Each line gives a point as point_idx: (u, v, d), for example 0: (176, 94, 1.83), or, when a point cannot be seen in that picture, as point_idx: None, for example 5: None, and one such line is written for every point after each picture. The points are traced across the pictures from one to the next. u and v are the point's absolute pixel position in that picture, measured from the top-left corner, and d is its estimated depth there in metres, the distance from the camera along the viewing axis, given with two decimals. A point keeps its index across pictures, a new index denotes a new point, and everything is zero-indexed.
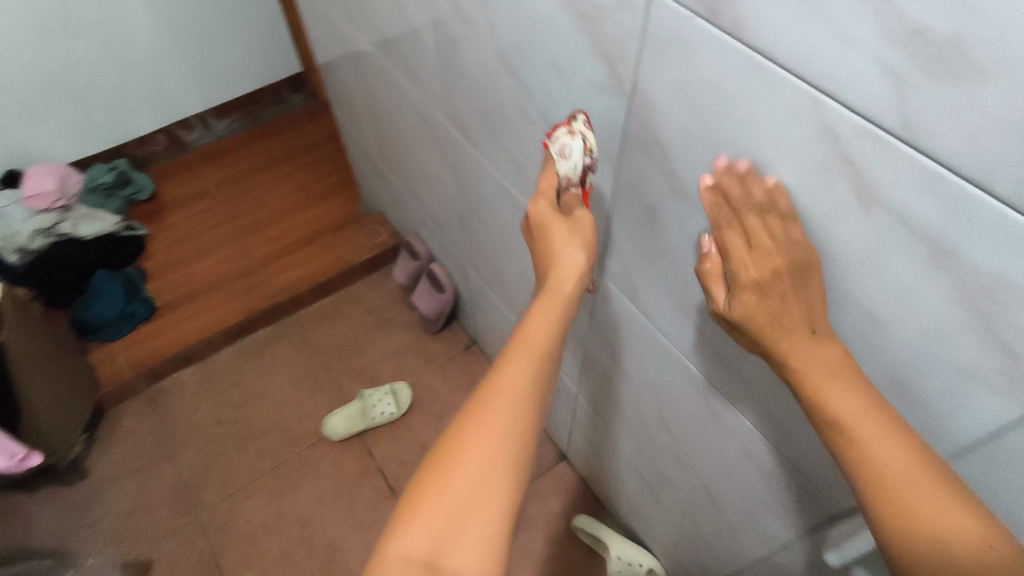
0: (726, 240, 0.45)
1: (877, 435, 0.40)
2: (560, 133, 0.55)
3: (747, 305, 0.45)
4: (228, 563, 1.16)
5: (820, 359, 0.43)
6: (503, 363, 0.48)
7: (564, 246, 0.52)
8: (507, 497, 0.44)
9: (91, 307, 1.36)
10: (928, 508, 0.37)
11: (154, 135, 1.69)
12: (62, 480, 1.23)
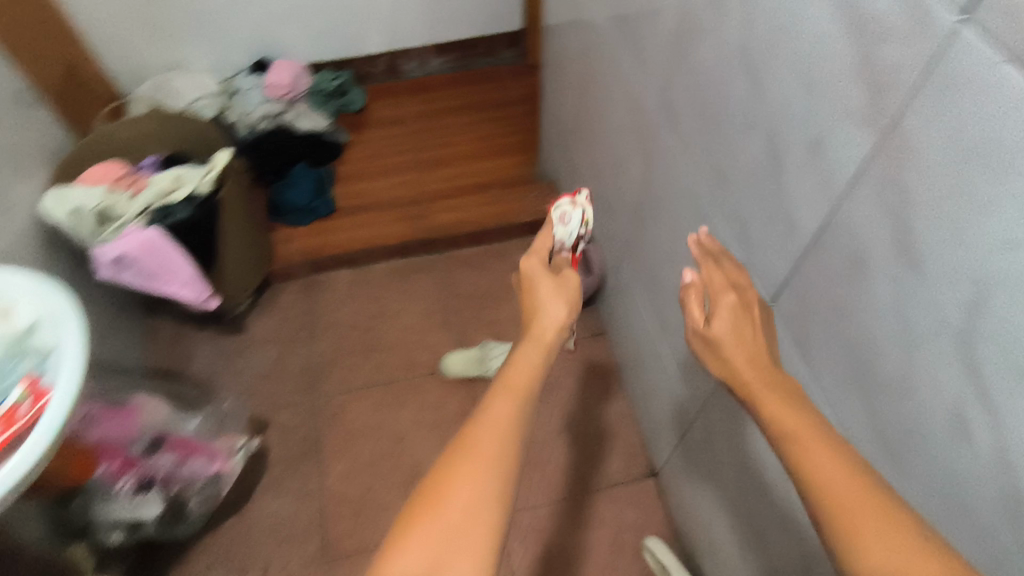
0: (707, 274, 0.59)
1: (815, 451, 0.43)
2: (566, 205, 0.83)
3: (720, 323, 0.54)
4: (328, 447, 1.28)
5: (769, 375, 0.50)
6: (489, 401, 0.51)
7: (552, 303, 0.59)
8: (495, 527, 0.45)
9: (286, 193, 1.53)
10: (867, 519, 0.39)
11: (379, 57, 1.84)
12: (224, 328, 1.43)
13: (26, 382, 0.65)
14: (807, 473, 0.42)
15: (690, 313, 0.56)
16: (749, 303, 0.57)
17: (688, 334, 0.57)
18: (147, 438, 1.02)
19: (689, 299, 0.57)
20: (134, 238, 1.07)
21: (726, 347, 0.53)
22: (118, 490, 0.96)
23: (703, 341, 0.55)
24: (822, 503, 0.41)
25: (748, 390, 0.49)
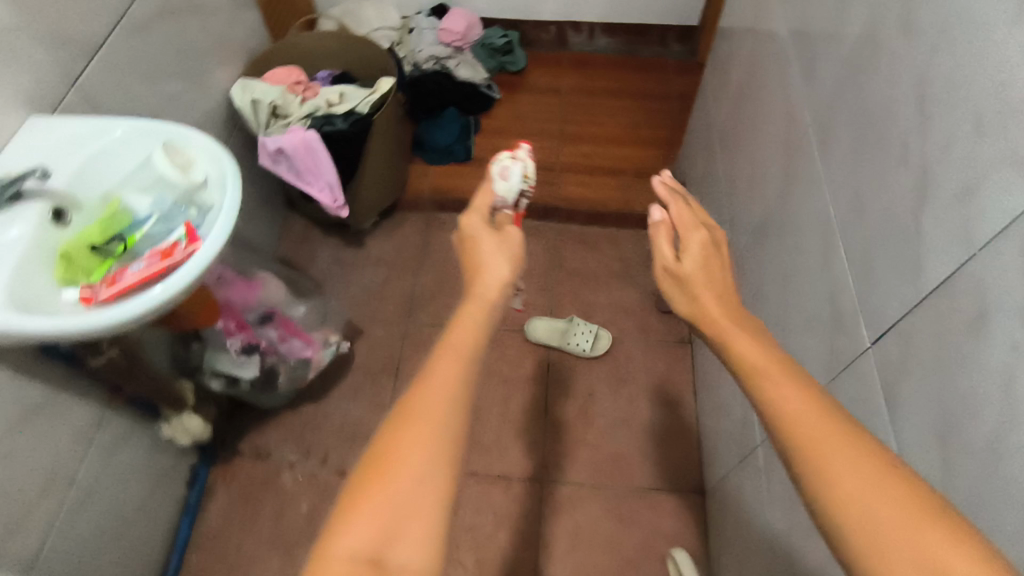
0: (676, 215, 0.69)
1: (781, 384, 0.48)
2: (506, 160, 0.85)
3: (688, 263, 0.62)
4: (405, 370, 1.37)
5: (734, 312, 0.58)
6: (434, 363, 0.54)
7: (491, 262, 0.65)
8: (447, 484, 0.49)
9: (432, 132, 1.64)
10: (827, 440, 0.44)
11: (550, 24, 1.88)
12: (346, 240, 1.56)
13: (187, 225, 0.77)
14: (781, 408, 0.47)
15: (660, 254, 0.65)
16: (712, 243, 0.65)
17: (658, 270, 0.65)
18: (261, 309, 1.13)
19: (660, 241, 0.66)
20: (295, 136, 1.19)
21: (694, 285, 0.61)
22: (229, 345, 1.08)
23: (673, 280, 0.63)
24: (795, 437, 0.45)
25: (712, 318, 0.57)
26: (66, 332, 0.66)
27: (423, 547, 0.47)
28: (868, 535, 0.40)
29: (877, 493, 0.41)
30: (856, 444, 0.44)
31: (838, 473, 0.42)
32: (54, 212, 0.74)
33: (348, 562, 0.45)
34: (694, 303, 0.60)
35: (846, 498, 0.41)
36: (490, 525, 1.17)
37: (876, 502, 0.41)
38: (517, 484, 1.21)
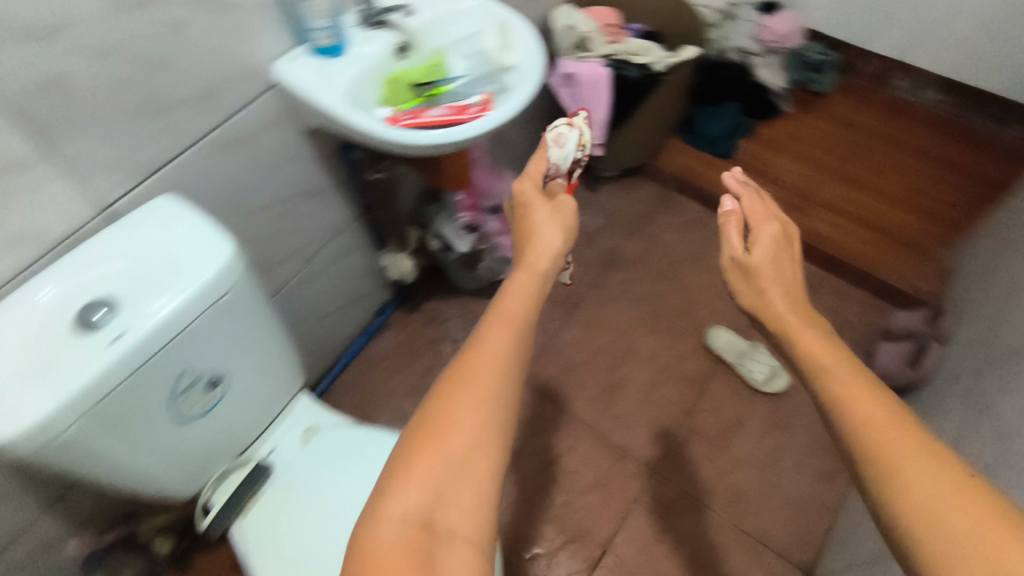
0: (750, 207, 0.72)
1: (846, 386, 0.50)
2: (561, 127, 0.82)
3: (756, 255, 0.65)
4: (580, 313, 1.43)
5: (801, 311, 0.60)
6: (486, 331, 0.56)
7: (545, 228, 0.66)
8: (498, 444, 0.51)
9: (706, 119, 1.64)
10: (882, 424, 0.47)
11: (878, 57, 1.72)
12: (583, 180, 1.63)
13: (486, 96, 0.88)
14: (850, 413, 0.49)
15: (730, 244, 0.68)
16: (783, 239, 0.67)
17: (725, 259, 0.68)
18: (493, 202, 1.26)
19: (729, 229, 0.70)
20: (588, 68, 1.25)
21: (759, 278, 0.63)
22: (458, 218, 1.21)
23: (740, 271, 0.66)
24: (864, 443, 0.47)
25: (777, 314, 0.60)
26: (375, 134, 0.80)
27: (472, 513, 0.48)
28: (937, 545, 0.41)
29: (952, 504, 0.42)
30: (929, 455, 0.44)
31: (913, 484, 0.43)
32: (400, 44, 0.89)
33: (399, 524, 0.47)
34: (761, 299, 0.62)
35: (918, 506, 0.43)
36: (588, 482, 1.21)
37: (951, 513, 0.41)
38: (630, 463, 1.23)
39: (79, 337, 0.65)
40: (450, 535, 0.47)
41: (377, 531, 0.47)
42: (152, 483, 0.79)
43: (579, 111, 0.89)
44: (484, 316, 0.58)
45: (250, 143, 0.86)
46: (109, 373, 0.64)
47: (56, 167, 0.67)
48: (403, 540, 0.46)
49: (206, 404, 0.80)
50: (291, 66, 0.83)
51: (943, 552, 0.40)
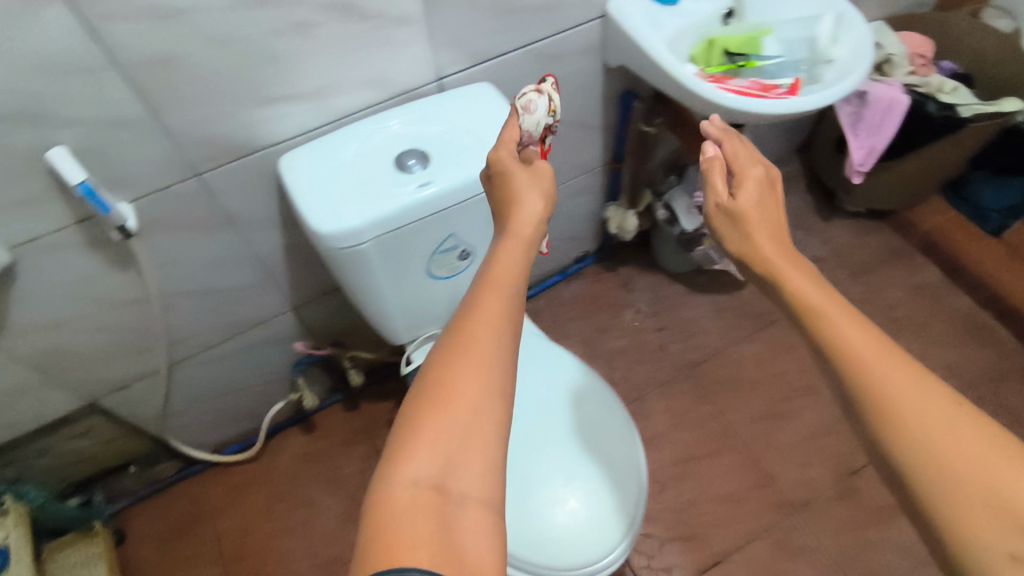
0: (730, 147, 0.63)
1: (842, 322, 0.50)
2: (532, 92, 0.72)
3: (743, 198, 0.59)
4: (769, 332, 1.38)
5: (786, 255, 0.57)
6: (477, 299, 0.53)
7: (529, 192, 0.61)
8: (503, 396, 0.48)
9: (985, 187, 1.46)
10: (887, 369, 0.47)
11: None
12: (820, 205, 1.55)
13: (797, 81, 0.87)
14: (851, 355, 0.48)
15: (712, 190, 0.61)
16: (771, 178, 0.61)
17: (709, 207, 0.62)
18: None
19: (711, 174, 0.62)
20: (883, 90, 1.15)
21: (747, 223, 0.59)
22: (693, 196, 1.23)
23: (727, 216, 0.60)
24: (869, 390, 0.47)
25: (777, 270, 0.56)
26: (686, 83, 0.84)
27: (483, 475, 0.46)
28: (941, 479, 0.42)
29: (958, 437, 0.43)
30: (928, 387, 0.46)
31: (918, 423, 0.44)
32: (729, 10, 0.90)
33: (412, 488, 0.44)
34: (745, 242, 0.58)
35: (923, 444, 0.44)
36: (721, 492, 1.19)
37: (958, 448, 0.42)
38: (771, 494, 1.19)
39: (394, 172, 0.77)
40: (463, 498, 0.44)
41: (390, 497, 0.43)
42: (385, 317, 0.92)
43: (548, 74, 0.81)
44: (472, 284, 0.55)
45: (558, 61, 0.93)
46: (410, 207, 0.75)
47: (425, 33, 0.77)
48: (416, 507, 0.43)
49: (451, 270, 0.89)
50: (625, 1, 0.88)
51: (949, 486, 0.42)
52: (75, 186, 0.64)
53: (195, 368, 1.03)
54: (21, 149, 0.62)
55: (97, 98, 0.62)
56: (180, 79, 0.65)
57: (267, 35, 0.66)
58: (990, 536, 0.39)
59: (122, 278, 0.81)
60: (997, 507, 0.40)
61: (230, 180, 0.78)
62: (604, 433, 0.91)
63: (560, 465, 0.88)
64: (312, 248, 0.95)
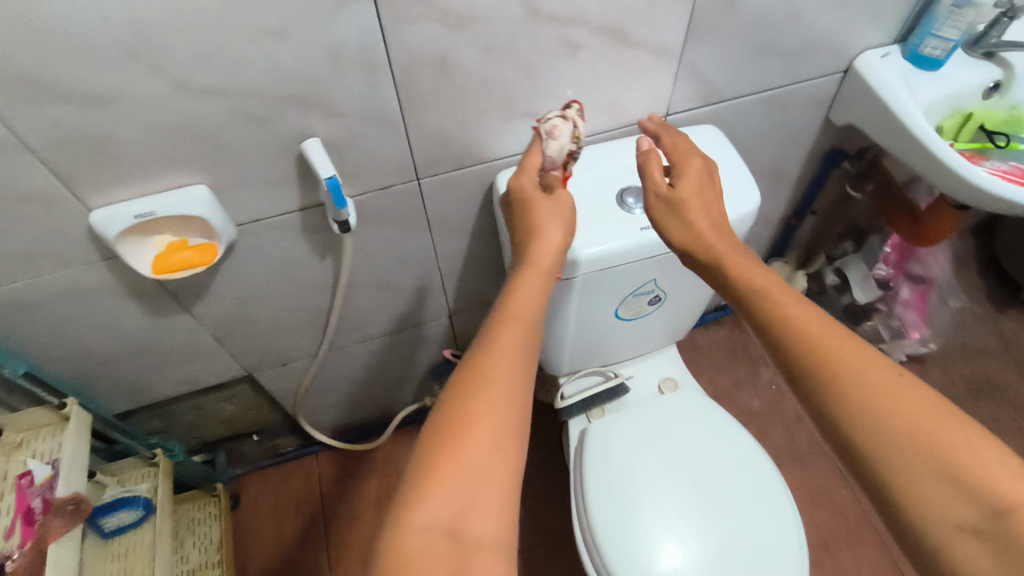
0: (669, 140, 0.67)
1: (788, 306, 0.54)
2: (557, 116, 0.65)
3: (684, 189, 0.62)
4: None
5: (725, 244, 0.61)
6: (496, 330, 0.54)
7: (549, 226, 0.63)
8: (517, 432, 0.49)
9: None
10: (839, 350, 0.50)
11: None
12: (996, 292, 1.42)
13: None
14: (806, 341, 0.52)
15: (652, 180, 0.63)
16: (707, 170, 0.64)
17: (650, 196, 0.64)
18: (920, 272, 1.16)
19: (648, 166, 0.64)
20: None
21: (687, 211, 0.62)
22: (874, 268, 1.14)
23: (668, 207, 0.63)
24: (820, 377, 0.50)
25: (716, 255, 0.60)
26: (944, 160, 0.77)
27: (495, 515, 0.45)
28: (892, 450, 0.46)
29: (909, 408, 0.46)
30: (884, 368, 0.49)
31: (868, 394, 0.48)
32: (997, 82, 0.81)
33: (426, 533, 0.44)
34: (694, 233, 0.61)
35: (876, 415, 0.47)
36: None
37: (906, 417, 0.46)
38: None
39: (614, 211, 0.73)
40: (477, 541, 0.44)
41: (405, 539, 0.43)
42: (556, 345, 0.88)
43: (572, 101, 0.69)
44: (491, 318, 0.56)
45: (784, 110, 0.87)
46: (628, 249, 0.72)
47: (674, 67, 0.73)
48: (432, 554, 0.43)
49: (636, 312, 0.85)
50: (880, 61, 0.81)
51: (900, 460, 0.45)
52: (322, 180, 0.63)
53: (345, 357, 1.04)
54: (285, 136, 0.62)
55: (366, 95, 0.61)
56: (441, 85, 0.64)
57: (532, 50, 0.64)
58: (939, 503, 0.43)
59: (319, 266, 0.81)
60: (942, 472, 0.44)
61: (445, 186, 0.77)
62: (670, 485, 0.86)
63: (625, 531, 0.83)
64: (491, 261, 0.93)
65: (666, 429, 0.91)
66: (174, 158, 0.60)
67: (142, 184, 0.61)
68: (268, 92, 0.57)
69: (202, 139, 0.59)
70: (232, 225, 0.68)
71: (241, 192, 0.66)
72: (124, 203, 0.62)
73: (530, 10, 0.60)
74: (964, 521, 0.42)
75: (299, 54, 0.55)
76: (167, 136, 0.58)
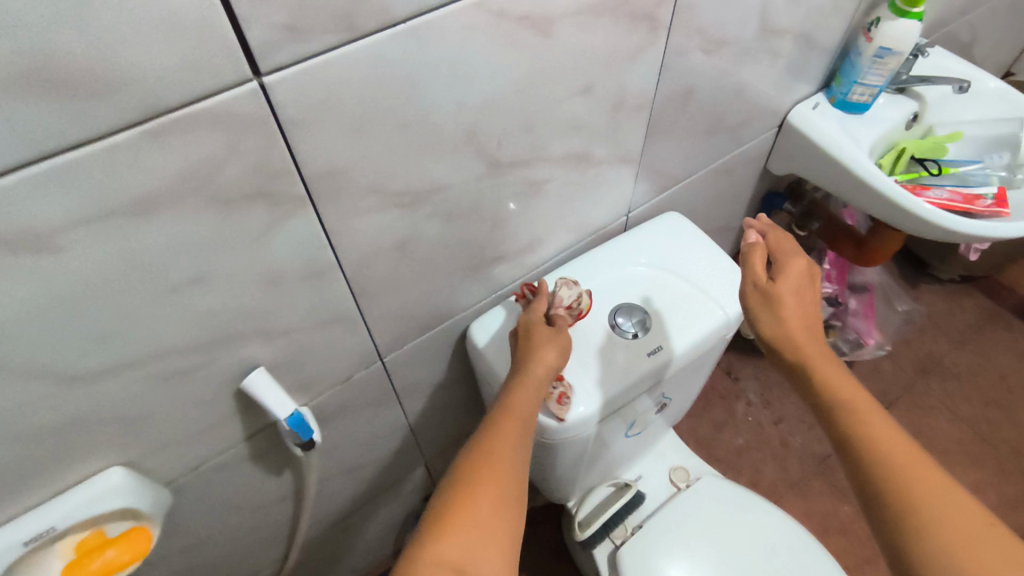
0: (781, 238, 0.55)
1: (861, 407, 0.47)
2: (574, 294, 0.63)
3: (784, 280, 0.52)
4: (894, 414, 1.29)
5: (819, 346, 0.50)
6: (500, 423, 0.49)
7: (546, 346, 0.55)
8: (518, 498, 0.45)
9: None
10: (917, 472, 0.44)
11: None
12: (908, 273, 1.51)
13: (1002, 188, 0.80)
14: (878, 453, 0.45)
15: (752, 269, 0.54)
16: (813, 273, 0.53)
17: (746, 288, 0.54)
18: (860, 281, 1.21)
19: (751, 256, 0.54)
20: None
21: (785, 305, 0.51)
22: (819, 288, 1.15)
23: (763, 299, 0.52)
24: (893, 497, 0.43)
25: (806, 358, 0.50)
26: (891, 196, 0.76)
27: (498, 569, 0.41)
28: None
29: (960, 524, 0.41)
30: (945, 482, 0.43)
31: (919, 491, 0.43)
32: (914, 113, 0.84)
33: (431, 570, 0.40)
34: (783, 327, 0.51)
35: (923, 513, 0.42)
36: None
37: (962, 532, 0.41)
38: None
39: (611, 343, 0.64)
40: None
41: None
42: (566, 477, 0.79)
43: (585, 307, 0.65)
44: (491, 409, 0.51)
45: (729, 174, 0.84)
46: (639, 382, 0.63)
47: (635, 169, 0.67)
48: None
49: (642, 424, 0.79)
50: (812, 112, 0.81)
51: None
52: (283, 421, 0.51)
53: (314, 550, 0.86)
54: (219, 378, 0.48)
55: (317, 303, 0.49)
56: (405, 265, 0.52)
57: (499, 200, 0.54)
58: None
59: (277, 481, 0.66)
60: None
61: (414, 354, 0.65)
62: None
63: None
64: (466, 403, 0.81)
65: (698, 525, 0.84)
66: (70, 454, 0.44)
67: (25, 498, 0.44)
68: (191, 343, 0.43)
69: (109, 419, 0.44)
70: (163, 492, 0.52)
71: (169, 452, 0.51)
72: (8, 525, 0.45)
73: (495, 163, 0.50)
74: None
75: (233, 291, 0.42)
76: (57, 438, 0.42)
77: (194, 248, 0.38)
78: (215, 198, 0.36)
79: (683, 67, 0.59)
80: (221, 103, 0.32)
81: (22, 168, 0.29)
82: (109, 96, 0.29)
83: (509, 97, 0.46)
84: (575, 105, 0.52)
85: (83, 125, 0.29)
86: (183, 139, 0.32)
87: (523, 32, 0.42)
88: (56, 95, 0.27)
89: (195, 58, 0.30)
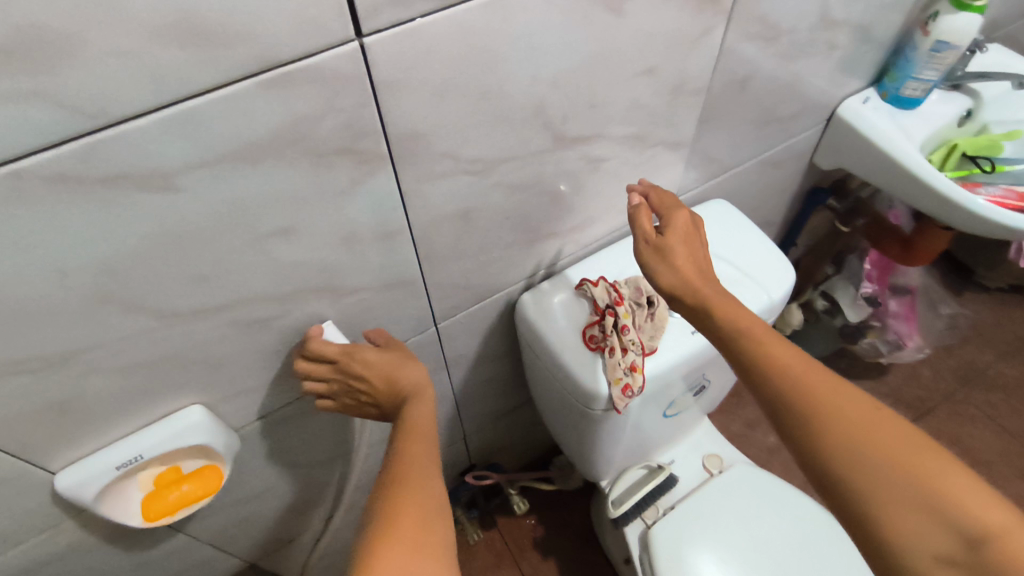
0: (661, 194, 0.58)
1: (768, 339, 0.47)
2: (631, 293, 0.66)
3: (671, 233, 0.54)
4: (934, 421, 1.28)
5: (710, 288, 0.51)
6: (402, 451, 0.47)
7: (404, 367, 0.54)
8: (443, 512, 0.43)
9: None
10: (824, 384, 0.44)
11: None
12: (955, 281, 1.48)
13: None
14: (784, 374, 0.45)
15: (640, 225, 0.55)
16: (694, 223, 0.56)
17: (638, 245, 0.55)
18: (902, 282, 1.19)
19: (637, 214, 0.56)
20: None
21: (676, 254, 0.53)
22: (861, 287, 1.14)
23: (657, 252, 0.54)
24: (802, 410, 0.43)
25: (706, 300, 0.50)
26: (942, 189, 0.76)
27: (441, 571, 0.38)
28: (875, 478, 0.40)
29: (856, 414, 0.42)
30: (842, 383, 0.44)
31: (823, 399, 0.43)
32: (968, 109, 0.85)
33: None
34: (679, 276, 0.52)
35: (831, 415, 0.42)
36: None
37: (860, 420, 0.42)
38: None
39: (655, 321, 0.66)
40: None
41: None
42: (604, 455, 0.81)
43: (648, 310, 0.65)
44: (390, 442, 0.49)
45: (777, 166, 0.85)
46: (681, 360, 0.65)
47: (687, 155, 0.68)
48: None
49: (679, 406, 0.81)
50: (863, 106, 0.81)
51: (872, 477, 0.40)
52: None
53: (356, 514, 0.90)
54: (293, 330, 0.52)
55: (385, 264, 0.52)
56: (467, 234, 0.55)
57: (558, 175, 0.57)
58: (916, 535, 0.38)
59: (331, 440, 0.69)
60: (921, 503, 0.39)
61: (466, 324, 0.68)
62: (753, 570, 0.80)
63: None
64: (509, 379, 0.84)
65: (729, 510, 0.85)
66: (159, 389, 0.48)
67: (118, 428, 0.49)
68: (273, 292, 0.47)
69: (194, 361, 0.48)
70: (234, 436, 0.56)
71: (241, 398, 0.54)
72: (101, 452, 0.49)
73: (559, 138, 0.53)
74: (943, 553, 0.38)
75: (314, 246, 0.46)
76: (151, 371, 0.46)
77: (286, 200, 0.41)
78: (310, 151, 0.39)
79: (741, 54, 0.60)
80: (325, 61, 0.35)
81: (166, 107, 0.32)
82: (232, 47, 0.32)
83: (577, 73, 0.48)
84: (637, 85, 0.54)
85: (212, 75, 0.32)
86: (288, 94, 0.35)
87: (595, 10, 0.44)
88: (193, 44, 0.31)
89: (312, 20, 0.33)
